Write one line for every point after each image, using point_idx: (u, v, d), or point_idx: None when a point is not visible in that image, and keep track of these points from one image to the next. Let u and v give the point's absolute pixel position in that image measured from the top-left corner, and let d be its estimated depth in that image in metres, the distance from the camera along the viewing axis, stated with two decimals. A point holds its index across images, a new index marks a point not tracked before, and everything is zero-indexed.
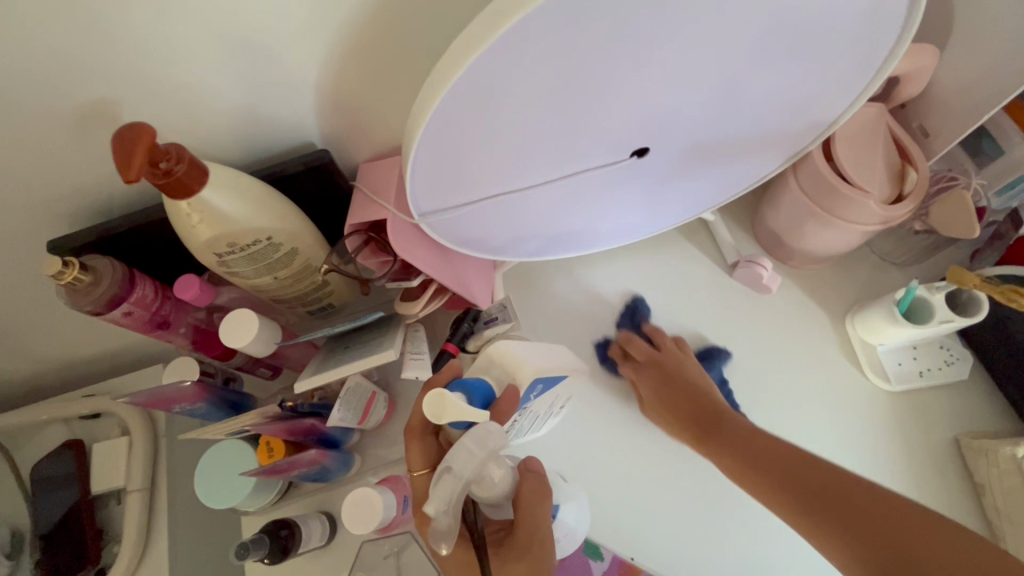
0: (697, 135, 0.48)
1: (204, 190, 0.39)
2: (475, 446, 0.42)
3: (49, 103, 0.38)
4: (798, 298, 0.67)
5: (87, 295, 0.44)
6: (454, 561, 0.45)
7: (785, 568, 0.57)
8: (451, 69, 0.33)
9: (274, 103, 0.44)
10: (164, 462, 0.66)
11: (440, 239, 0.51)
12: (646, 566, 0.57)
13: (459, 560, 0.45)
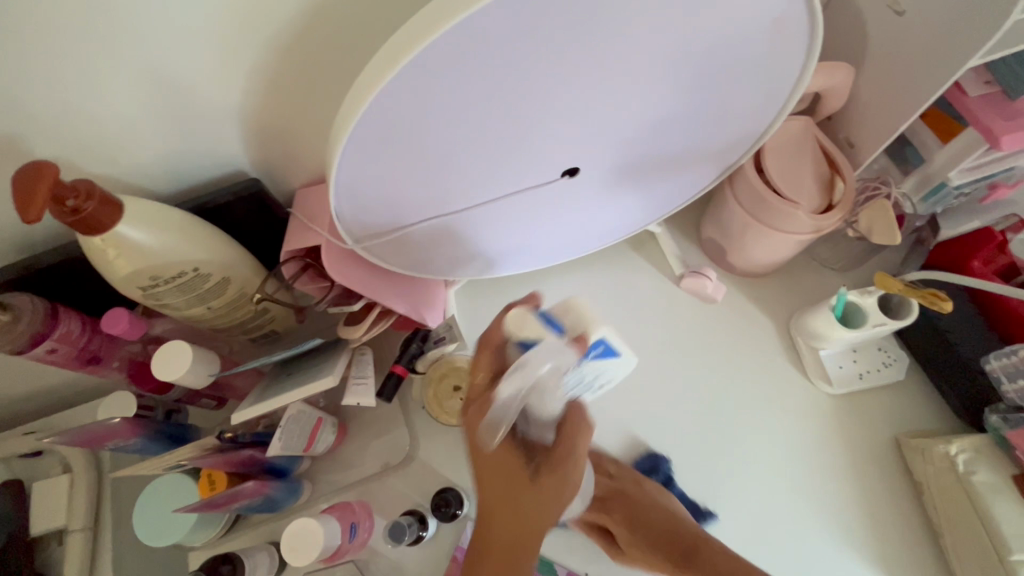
0: (625, 152, 0.49)
1: (118, 224, 0.38)
2: (547, 356, 0.44)
3: None
4: (743, 306, 0.68)
5: (6, 333, 0.43)
6: (487, 467, 0.45)
7: None
8: (359, 98, 0.34)
9: (198, 133, 0.44)
10: (109, 499, 0.65)
11: (378, 262, 0.51)
12: None
13: (490, 468, 0.45)
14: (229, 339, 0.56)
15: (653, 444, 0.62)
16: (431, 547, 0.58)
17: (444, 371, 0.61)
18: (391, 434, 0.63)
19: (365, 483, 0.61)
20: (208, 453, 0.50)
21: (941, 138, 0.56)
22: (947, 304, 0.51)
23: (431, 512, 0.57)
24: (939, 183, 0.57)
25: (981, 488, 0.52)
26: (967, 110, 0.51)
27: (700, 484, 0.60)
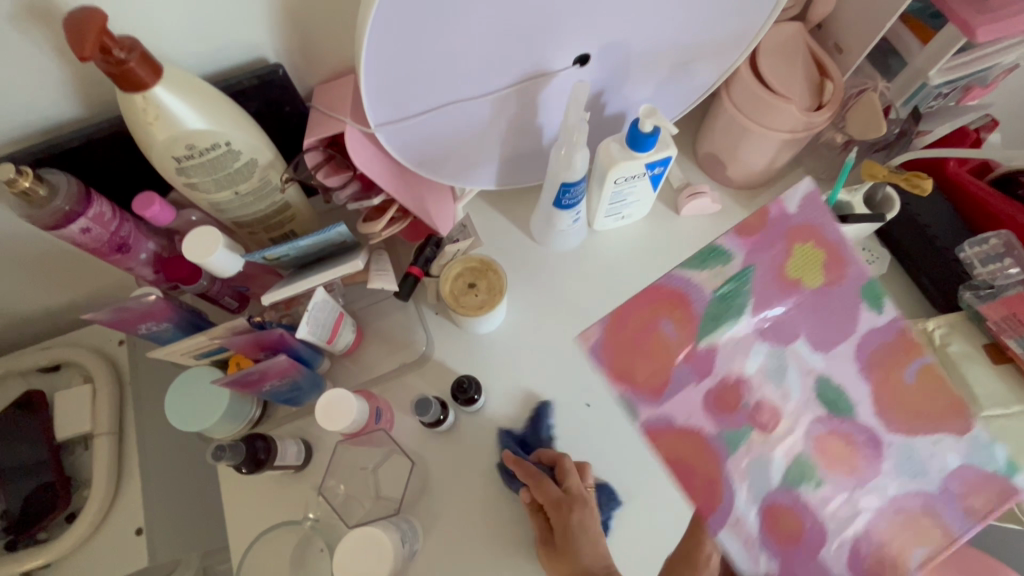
0: (636, 40, 0.52)
1: (157, 84, 0.40)
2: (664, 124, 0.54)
3: None
4: (736, 213, 0.72)
5: (43, 208, 0.44)
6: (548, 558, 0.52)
7: None
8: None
9: (226, 13, 0.45)
10: (130, 409, 0.67)
11: (398, 155, 0.54)
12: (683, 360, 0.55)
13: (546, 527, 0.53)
14: (249, 238, 0.58)
15: None
16: (451, 432, 0.62)
17: (459, 270, 0.63)
18: (408, 335, 0.66)
19: (385, 380, 0.64)
20: (238, 334, 0.53)
21: (922, 40, 0.59)
22: (927, 182, 0.57)
23: (452, 398, 0.61)
24: (919, 84, 0.60)
25: (956, 357, 0.58)
26: (946, 7, 0.54)
27: None
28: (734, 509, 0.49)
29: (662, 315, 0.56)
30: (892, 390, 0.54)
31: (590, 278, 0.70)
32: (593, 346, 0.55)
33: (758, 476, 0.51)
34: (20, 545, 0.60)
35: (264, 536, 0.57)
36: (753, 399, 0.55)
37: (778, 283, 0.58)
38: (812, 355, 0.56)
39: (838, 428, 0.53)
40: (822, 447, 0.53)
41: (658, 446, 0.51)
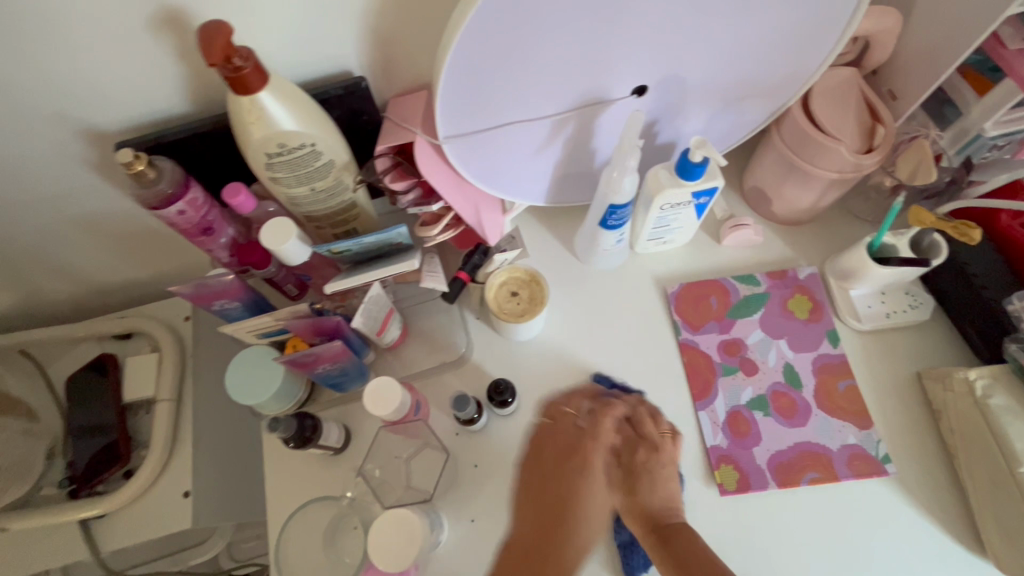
0: (692, 76, 0.55)
1: (263, 89, 0.45)
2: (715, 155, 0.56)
3: (128, 5, 0.43)
4: (778, 248, 0.74)
5: (150, 188, 0.50)
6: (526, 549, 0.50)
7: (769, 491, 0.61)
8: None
9: (323, 29, 0.50)
10: (189, 380, 0.72)
11: (460, 167, 0.58)
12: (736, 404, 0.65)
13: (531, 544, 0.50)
14: (316, 231, 0.63)
15: (688, 364, 0.68)
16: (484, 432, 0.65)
17: (504, 279, 0.66)
18: (451, 336, 0.69)
19: (425, 376, 0.68)
20: (300, 317, 0.57)
21: (979, 92, 0.60)
22: (976, 233, 0.57)
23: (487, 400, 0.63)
24: (974, 134, 0.61)
25: (998, 409, 0.57)
26: (1006, 62, 0.55)
27: (733, 403, 0.65)
28: (769, 445, 0.63)
29: (710, 295, 0.71)
30: (826, 387, 0.65)
31: (629, 297, 0.72)
32: (676, 291, 0.72)
33: (733, 391, 0.66)
34: (80, 494, 0.66)
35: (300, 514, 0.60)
36: (749, 357, 0.68)
37: (783, 304, 0.70)
38: (812, 360, 0.67)
39: (835, 376, 0.66)
40: (777, 399, 0.65)
41: (720, 397, 0.66)
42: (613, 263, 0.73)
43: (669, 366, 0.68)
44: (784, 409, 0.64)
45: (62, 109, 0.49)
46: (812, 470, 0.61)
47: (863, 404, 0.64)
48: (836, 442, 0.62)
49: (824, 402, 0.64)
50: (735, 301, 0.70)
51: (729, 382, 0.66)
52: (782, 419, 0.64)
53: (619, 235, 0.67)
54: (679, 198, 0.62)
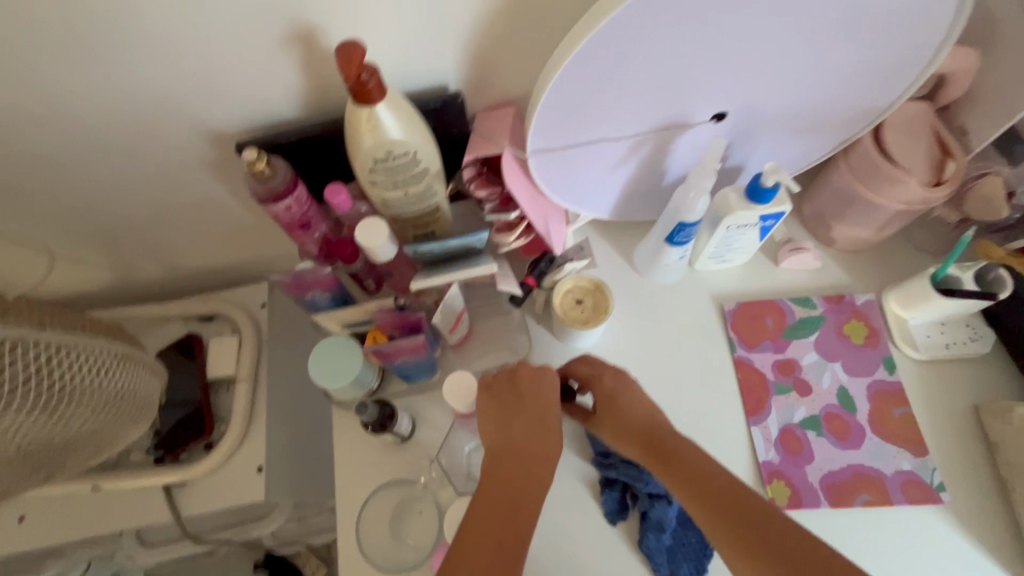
0: (770, 104, 0.58)
1: (382, 102, 0.49)
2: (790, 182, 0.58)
3: (269, 22, 0.48)
4: (837, 273, 0.75)
5: (265, 185, 0.55)
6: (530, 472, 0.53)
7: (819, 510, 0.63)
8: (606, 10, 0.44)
9: (430, 48, 0.54)
10: (265, 362, 0.78)
11: (541, 179, 0.61)
12: (790, 423, 0.67)
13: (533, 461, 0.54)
14: (399, 232, 0.67)
15: (742, 380, 0.70)
16: None
17: (569, 287, 0.69)
18: (513, 339, 0.73)
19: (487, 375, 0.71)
20: (385, 311, 0.61)
21: None
22: None
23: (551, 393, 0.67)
24: None
25: None
26: None
27: (786, 422, 0.67)
28: (823, 464, 0.64)
29: (766, 314, 0.73)
30: (880, 412, 0.66)
31: (687, 312, 0.75)
32: (734, 309, 0.74)
33: (786, 410, 0.67)
34: (164, 463, 0.71)
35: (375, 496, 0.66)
36: (803, 377, 0.69)
37: (839, 328, 0.71)
38: (867, 386, 0.68)
39: (891, 402, 0.67)
40: (830, 421, 0.66)
41: (773, 414, 0.67)
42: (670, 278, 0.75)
43: (724, 381, 0.70)
44: (837, 430, 0.66)
45: (193, 110, 0.55)
46: (865, 493, 0.62)
47: (918, 432, 0.65)
48: (890, 467, 0.63)
49: (877, 425, 0.66)
50: (791, 322, 0.71)
51: (783, 401, 0.68)
52: (835, 440, 0.65)
53: (682, 253, 0.70)
54: (746, 219, 0.64)
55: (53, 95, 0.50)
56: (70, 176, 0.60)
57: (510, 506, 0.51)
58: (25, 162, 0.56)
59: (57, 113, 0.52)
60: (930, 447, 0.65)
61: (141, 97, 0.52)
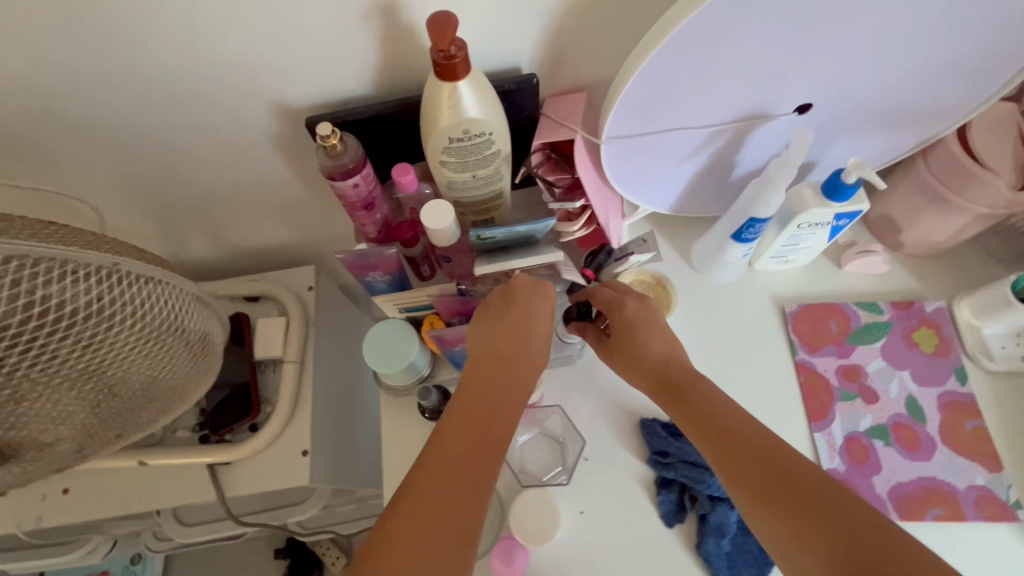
0: (856, 96, 0.56)
1: (466, 78, 0.48)
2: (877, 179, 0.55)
3: None
4: (904, 279, 0.72)
5: (335, 162, 0.54)
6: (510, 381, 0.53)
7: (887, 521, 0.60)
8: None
9: (510, 27, 0.53)
10: (311, 345, 0.77)
11: (610, 167, 0.60)
12: (856, 430, 0.64)
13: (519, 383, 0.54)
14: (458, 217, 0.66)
15: (805, 384, 0.67)
16: (597, 427, 0.66)
17: (630, 280, 0.69)
18: None
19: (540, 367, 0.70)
20: (446, 296, 0.62)
21: None
22: None
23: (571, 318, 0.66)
24: None
25: None
26: None
27: (851, 429, 0.64)
28: (891, 475, 0.62)
29: (830, 318, 0.71)
30: (952, 425, 0.63)
31: (746, 312, 0.73)
32: (795, 310, 0.71)
33: (852, 417, 0.65)
34: (208, 441, 0.70)
35: None
36: (868, 384, 0.67)
37: (907, 335, 0.69)
38: (937, 396, 0.65)
39: (963, 414, 0.64)
40: (898, 430, 0.64)
41: (837, 420, 0.65)
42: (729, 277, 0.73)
43: (786, 384, 0.68)
44: (907, 440, 0.63)
45: (266, 83, 0.54)
46: (937, 507, 0.60)
47: (993, 447, 0.62)
48: (963, 481, 0.61)
49: (950, 437, 0.63)
50: (857, 327, 0.69)
51: (848, 408, 0.65)
52: (904, 450, 0.63)
53: (745, 251, 0.68)
54: (820, 217, 0.62)
55: (130, 60, 0.49)
56: (135, 146, 0.59)
57: (485, 403, 0.51)
58: (94, 129, 0.56)
59: (132, 79, 0.51)
60: (1006, 463, 0.62)
61: (215, 67, 0.52)
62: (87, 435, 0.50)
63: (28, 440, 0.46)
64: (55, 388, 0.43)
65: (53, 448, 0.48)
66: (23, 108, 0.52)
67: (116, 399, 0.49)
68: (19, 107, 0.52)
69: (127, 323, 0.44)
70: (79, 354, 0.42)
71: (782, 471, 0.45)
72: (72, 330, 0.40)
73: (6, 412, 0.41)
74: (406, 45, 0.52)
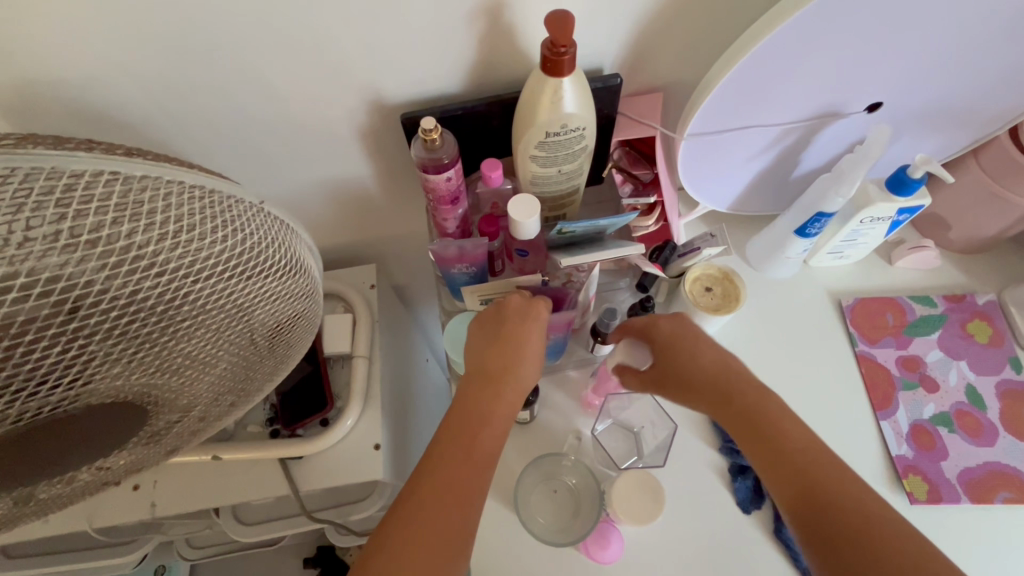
0: (922, 96, 0.59)
1: (570, 76, 0.50)
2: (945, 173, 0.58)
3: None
4: (953, 273, 0.76)
5: (432, 155, 0.56)
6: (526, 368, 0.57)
7: (958, 504, 0.62)
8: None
9: (599, 31, 0.56)
10: (377, 342, 0.78)
11: (684, 163, 0.63)
12: (920, 418, 0.66)
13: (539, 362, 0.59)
14: None
15: (867, 374, 0.70)
16: (671, 418, 0.68)
17: (698, 275, 0.70)
18: None
19: None
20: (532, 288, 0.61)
21: None
22: None
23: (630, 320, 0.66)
24: None
25: None
26: None
27: (916, 417, 0.67)
28: (957, 459, 0.64)
29: (886, 311, 0.73)
30: (1014, 412, 0.66)
31: (804, 306, 0.75)
32: (852, 304, 0.74)
33: (914, 405, 0.67)
34: (280, 436, 0.71)
35: (519, 481, 0.64)
36: (928, 374, 0.69)
37: (962, 326, 0.71)
38: (995, 384, 0.68)
39: (1022, 401, 0.67)
40: (960, 417, 0.66)
41: (901, 409, 0.67)
42: (785, 274, 0.76)
43: (848, 374, 0.70)
44: (971, 427, 0.65)
45: (364, 81, 0.56)
46: (1004, 490, 0.62)
47: None
48: None
49: (1011, 424, 0.65)
50: (913, 320, 0.72)
51: (910, 396, 0.68)
52: (968, 437, 0.65)
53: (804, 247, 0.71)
54: (883, 213, 0.64)
55: (239, 55, 0.51)
56: (225, 141, 0.61)
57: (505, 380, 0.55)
58: (190, 124, 0.57)
59: (237, 74, 0.53)
60: None
61: (319, 65, 0.54)
62: (218, 395, 0.50)
63: (171, 398, 0.45)
64: (166, 352, 0.40)
65: (180, 412, 0.48)
66: (127, 104, 0.53)
67: (249, 348, 0.47)
68: (125, 102, 0.53)
69: (234, 260, 0.39)
70: (194, 305, 0.38)
71: (820, 482, 0.47)
72: (173, 281, 0.36)
73: (129, 386, 0.40)
74: (501, 45, 0.55)
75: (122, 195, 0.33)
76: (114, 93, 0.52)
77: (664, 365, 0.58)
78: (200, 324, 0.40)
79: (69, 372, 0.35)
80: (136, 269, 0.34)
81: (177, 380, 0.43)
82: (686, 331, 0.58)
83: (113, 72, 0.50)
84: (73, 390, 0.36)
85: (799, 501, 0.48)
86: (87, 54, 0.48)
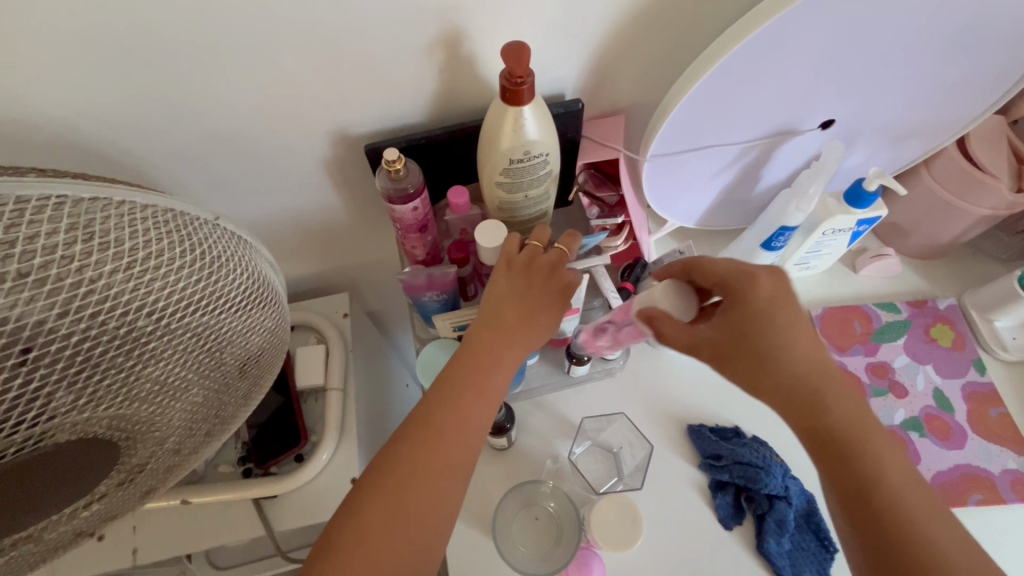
0: (873, 112, 0.61)
1: (530, 104, 0.51)
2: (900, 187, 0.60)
3: (419, 30, 0.50)
4: (915, 279, 0.78)
5: (397, 185, 0.56)
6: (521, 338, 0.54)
7: None
8: (770, 11, 0.45)
9: (557, 58, 0.57)
10: (352, 372, 0.77)
11: (649, 183, 0.64)
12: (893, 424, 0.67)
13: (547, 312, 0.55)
14: None
15: None
16: (650, 436, 0.68)
17: None
18: None
19: (586, 381, 0.71)
20: None
21: None
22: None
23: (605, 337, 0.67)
24: None
25: None
26: None
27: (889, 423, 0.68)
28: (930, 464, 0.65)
29: (854, 320, 0.74)
30: (980, 413, 0.67)
31: None
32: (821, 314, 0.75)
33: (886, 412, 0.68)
34: (252, 475, 0.69)
35: (498, 512, 0.63)
36: (897, 380, 0.70)
37: (926, 331, 0.73)
38: (961, 386, 0.70)
39: (987, 402, 0.68)
40: (930, 422, 0.67)
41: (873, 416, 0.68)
42: None
43: None
44: (941, 431, 0.67)
45: (326, 114, 0.56)
46: (977, 492, 0.63)
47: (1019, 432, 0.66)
48: (996, 466, 0.64)
49: (978, 425, 0.67)
50: (880, 327, 0.73)
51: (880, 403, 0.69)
52: (939, 440, 0.66)
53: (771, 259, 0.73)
54: (843, 225, 0.66)
55: (196, 93, 0.51)
56: (186, 177, 0.60)
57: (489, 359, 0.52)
58: (149, 162, 0.56)
59: (194, 111, 0.52)
60: None
61: (279, 99, 0.53)
62: (193, 425, 0.48)
63: (145, 431, 0.43)
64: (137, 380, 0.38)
65: (155, 445, 0.46)
66: (80, 145, 0.52)
67: (220, 370, 0.46)
68: (78, 142, 0.52)
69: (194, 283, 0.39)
70: (160, 329, 0.37)
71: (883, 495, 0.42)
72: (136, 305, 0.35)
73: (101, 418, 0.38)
74: (461, 75, 0.55)
75: (74, 218, 0.32)
76: (66, 134, 0.51)
77: (732, 335, 0.46)
78: (169, 347, 0.39)
79: (33, 407, 0.32)
80: (94, 292, 0.33)
81: (149, 411, 0.41)
82: (785, 306, 0.46)
83: (63, 114, 0.49)
84: (39, 426, 0.34)
85: (857, 511, 0.43)
86: (37, 97, 0.47)
